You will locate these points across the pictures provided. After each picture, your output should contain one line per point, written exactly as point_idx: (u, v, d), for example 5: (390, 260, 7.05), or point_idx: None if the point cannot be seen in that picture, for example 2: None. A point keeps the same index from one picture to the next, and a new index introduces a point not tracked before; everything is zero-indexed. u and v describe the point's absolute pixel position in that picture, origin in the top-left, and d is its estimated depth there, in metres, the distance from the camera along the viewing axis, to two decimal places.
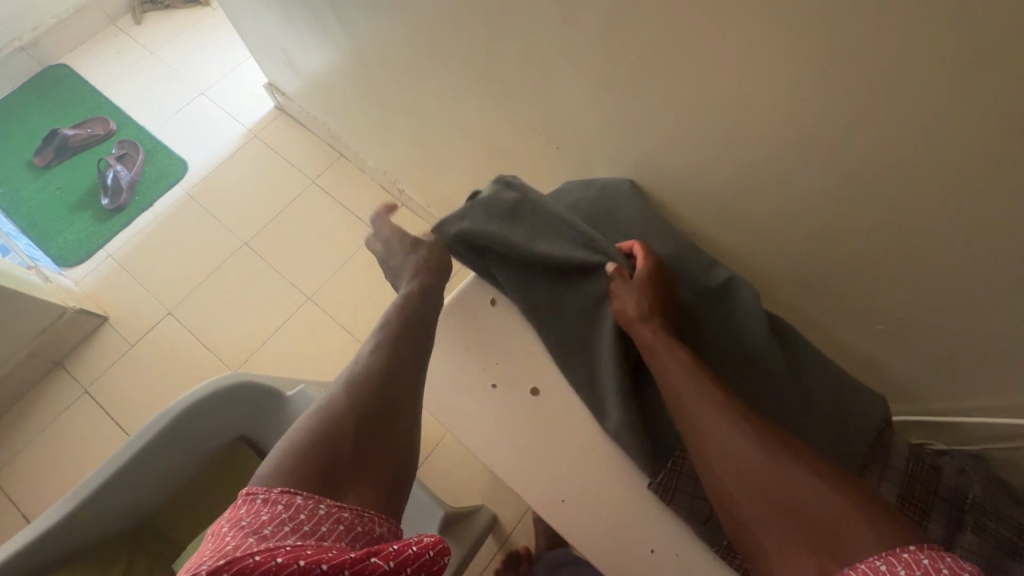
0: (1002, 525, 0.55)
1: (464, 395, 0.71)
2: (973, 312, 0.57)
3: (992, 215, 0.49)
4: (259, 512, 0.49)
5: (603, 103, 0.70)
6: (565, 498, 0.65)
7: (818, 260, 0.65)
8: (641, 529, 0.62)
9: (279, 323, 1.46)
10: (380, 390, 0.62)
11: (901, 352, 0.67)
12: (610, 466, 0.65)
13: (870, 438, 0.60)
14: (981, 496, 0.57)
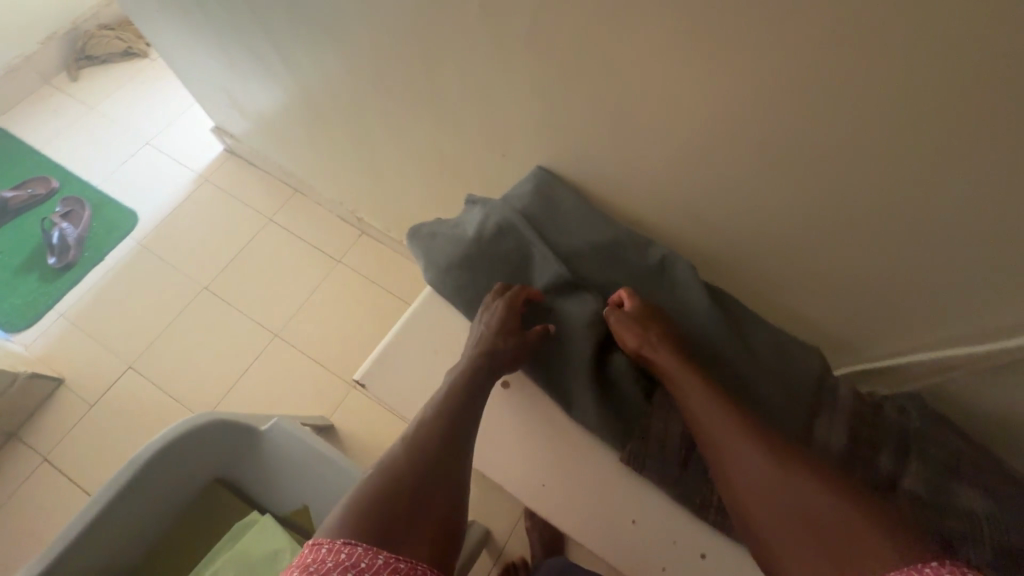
0: (943, 448, 0.60)
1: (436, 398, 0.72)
2: (895, 260, 0.62)
3: (884, 168, 0.55)
4: (323, 559, 0.50)
5: (538, 108, 0.74)
6: (545, 483, 0.66)
7: (748, 234, 0.71)
8: (621, 505, 0.64)
9: (247, 363, 1.44)
10: (434, 438, 0.60)
11: (833, 310, 0.72)
12: (581, 451, 0.67)
13: (816, 390, 0.64)
14: (921, 426, 0.62)
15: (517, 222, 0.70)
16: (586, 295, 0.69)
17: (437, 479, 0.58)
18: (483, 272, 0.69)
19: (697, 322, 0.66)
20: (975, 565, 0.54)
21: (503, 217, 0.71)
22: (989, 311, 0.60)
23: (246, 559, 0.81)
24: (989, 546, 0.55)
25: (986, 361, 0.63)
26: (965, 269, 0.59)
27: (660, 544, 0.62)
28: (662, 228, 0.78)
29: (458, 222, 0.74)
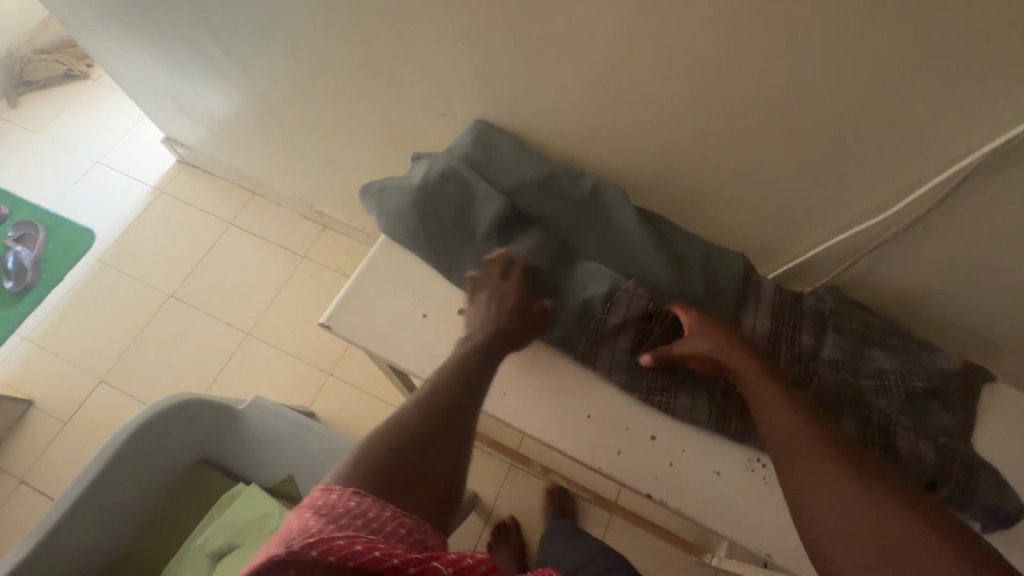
0: (854, 321, 0.68)
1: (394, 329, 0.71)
2: (796, 167, 0.69)
3: (771, 81, 0.61)
4: (333, 503, 0.45)
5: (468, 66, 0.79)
6: (505, 393, 0.69)
7: (670, 161, 0.77)
8: (574, 402, 0.68)
9: (222, 364, 1.45)
10: (444, 402, 0.57)
11: (755, 222, 0.79)
12: (536, 363, 0.70)
13: (740, 286, 0.71)
14: (835, 307, 0.69)
15: (461, 167, 0.74)
16: (531, 229, 0.74)
17: (447, 437, 0.55)
18: (432, 215, 0.73)
19: (630, 236, 0.72)
20: (884, 414, 0.63)
21: (447, 163, 0.75)
22: (879, 194, 0.67)
23: (233, 526, 0.83)
24: (892, 398, 0.64)
25: (881, 236, 0.71)
26: (854, 159, 0.65)
27: (615, 432, 0.67)
28: (595, 163, 0.83)
29: (405, 174, 0.78)
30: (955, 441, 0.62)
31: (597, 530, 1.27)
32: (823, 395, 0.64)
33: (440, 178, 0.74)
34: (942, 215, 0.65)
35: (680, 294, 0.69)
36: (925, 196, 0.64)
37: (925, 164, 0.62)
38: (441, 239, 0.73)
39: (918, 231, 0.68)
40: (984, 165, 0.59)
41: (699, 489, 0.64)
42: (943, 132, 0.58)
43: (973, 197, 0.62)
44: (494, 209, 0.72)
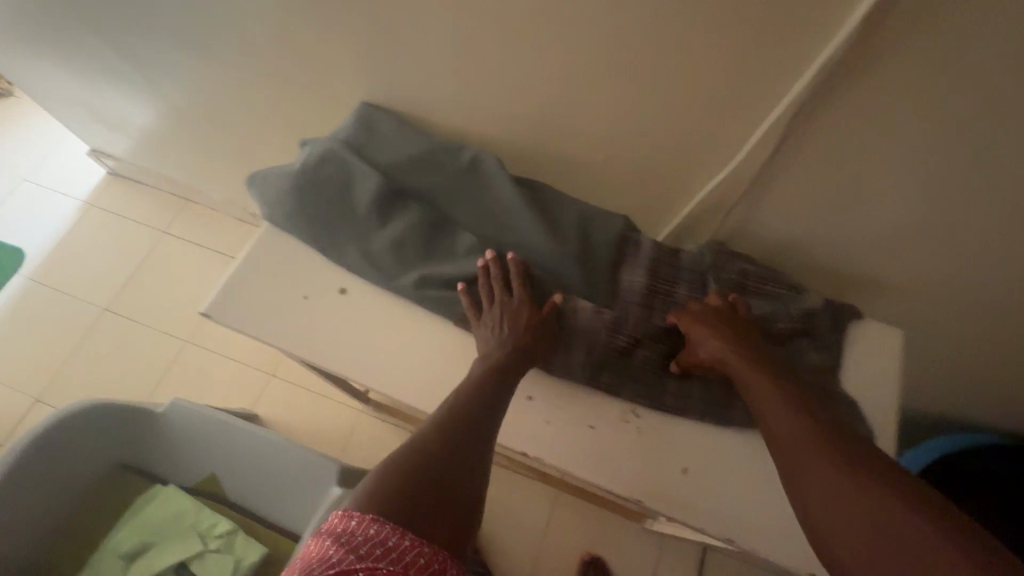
0: (728, 271, 0.72)
1: (275, 311, 0.68)
2: (663, 129, 0.69)
3: (617, 44, 0.61)
4: (352, 530, 0.48)
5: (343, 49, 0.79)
6: (387, 363, 0.67)
7: (549, 132, 0.77)
8: (457, 368, 0.67)
9: (162, 373, 1.44)
10: (456, 428, 0.58)
11: (640, 187, 0.79)
12: (419, 332, 0.69)
13: (617, 245, 0.74)
14: (711, 260, 0.73)
15: (339, 150, 0.75)
16: (409, 204, 0.75)
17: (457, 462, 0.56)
18: (312, 200, 0.73)
19: (509, 202, 0.74)
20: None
21: (324, 148, 0.75)
22: (727, 146, 0.68)
23: (150, 526, 0.83)
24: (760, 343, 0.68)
25: (740, 189, 0.71)
26: (697, 113, 0.65)
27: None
28: (474, 136, 0.83)
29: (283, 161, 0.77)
30: (818, 377, 0.67)
31: (544, 506, 1.29)
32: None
33: (322, 161, 0.75)
34: (784, 163, 0.66)
35: (555, 255, 0.71)
36: (763, 144, 0.64)
37: (757, 111, 0.62)
38: (323, 219, 0.73)
39: (769, 182, 0.69)
40: (803, 108, 0.59)
41: (575, 445, 0.65)
42: (762, 76, 0.59)
43: (805, 142, 0.62)
44: (376, 187, 0.73)
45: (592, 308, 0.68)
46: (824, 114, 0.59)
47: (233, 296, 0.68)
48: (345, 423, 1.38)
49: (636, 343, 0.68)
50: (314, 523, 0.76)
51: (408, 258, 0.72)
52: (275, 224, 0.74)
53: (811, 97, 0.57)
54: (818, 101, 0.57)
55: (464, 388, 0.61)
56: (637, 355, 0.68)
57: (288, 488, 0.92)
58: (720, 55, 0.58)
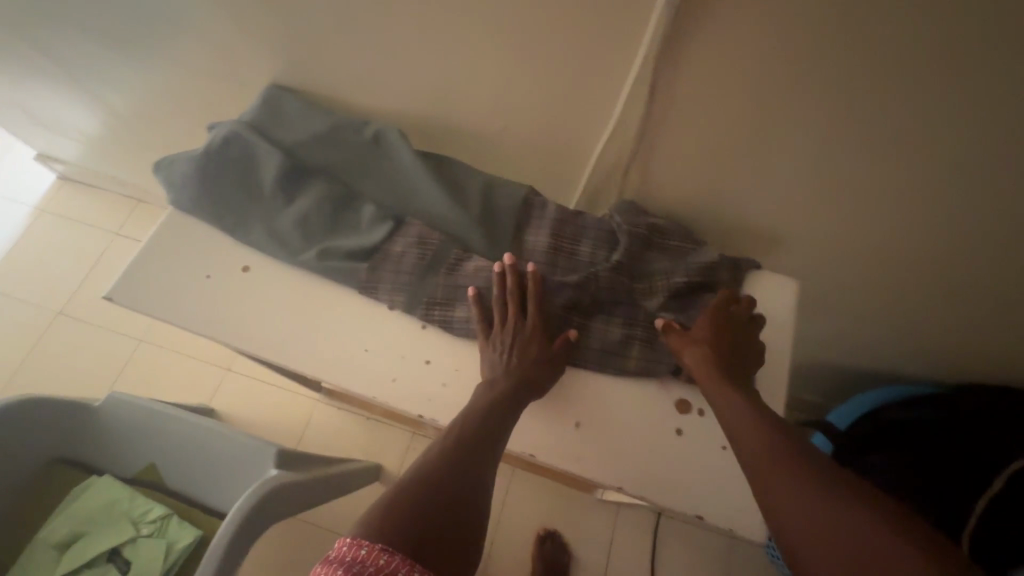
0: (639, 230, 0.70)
1: (175, 290, 0.69)
2: (548, 96, 0.69)
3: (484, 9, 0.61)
4: (363, 559, 0.45)
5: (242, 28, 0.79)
6: (284, 337, 0.66)
7: (447, 103, 0.77)
8: (354, 337, 0.67)
9: (117, 374, 1.44)
10: (451, 458, 0.57)
11: (542, 156, 0.79)
12: (316, 304, 0.68)
13: (522, 211, 0.72)
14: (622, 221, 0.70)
15: (236, 128, 0.73)
16: (312, 180, 0.74)
17: (455, 492, 0.55)
18: (212, 180, 0.72)
19: (412, 174, 0.72)
20: (648, 312, 0.68)
21: (221, 128, 0.73)
22: (605, 107, 0.67)
23: (82, 515, 0.84)
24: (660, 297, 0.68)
25: (628, 149, 0.71)
26: (568, 75, 0.65)
27: (389, 362, 0.66)
28: (380, 110, 0.83)
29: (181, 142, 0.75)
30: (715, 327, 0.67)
31: (501, 483, 1.30)
32: (595, 297, 0.68)
33: (220, 143, 0.73)
34: (660, 120, 0.65)
35: (456, 220, 0.70)
36: (633, 102, 0.64)
37: (622, 70, 0.61)
38: (227, 201, 0.72)
39: (652, 140, 0.68)
40: (658, 63, 0.58)
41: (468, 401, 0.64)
42: (614, 33, 0.58)
43: (672, 97, 0.62)
44: (275, 166, 0.72)
45: (489, 266, 0.68)
46: (680, 67, 0.58)
47: (136, 279, 0.69)
48: (302, 411, 1.38)
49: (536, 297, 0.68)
50: (244, 500, 0.79)
51: (312, 233, 0.71)
52: (181, 208, 0.74)
53: (663, 50, 0.57)
54: (669, 53, 0.57)
55: (471, 416, 0.60)
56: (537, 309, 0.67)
57: (226, 475, 0.93)
58: (570, 12, 0.57)
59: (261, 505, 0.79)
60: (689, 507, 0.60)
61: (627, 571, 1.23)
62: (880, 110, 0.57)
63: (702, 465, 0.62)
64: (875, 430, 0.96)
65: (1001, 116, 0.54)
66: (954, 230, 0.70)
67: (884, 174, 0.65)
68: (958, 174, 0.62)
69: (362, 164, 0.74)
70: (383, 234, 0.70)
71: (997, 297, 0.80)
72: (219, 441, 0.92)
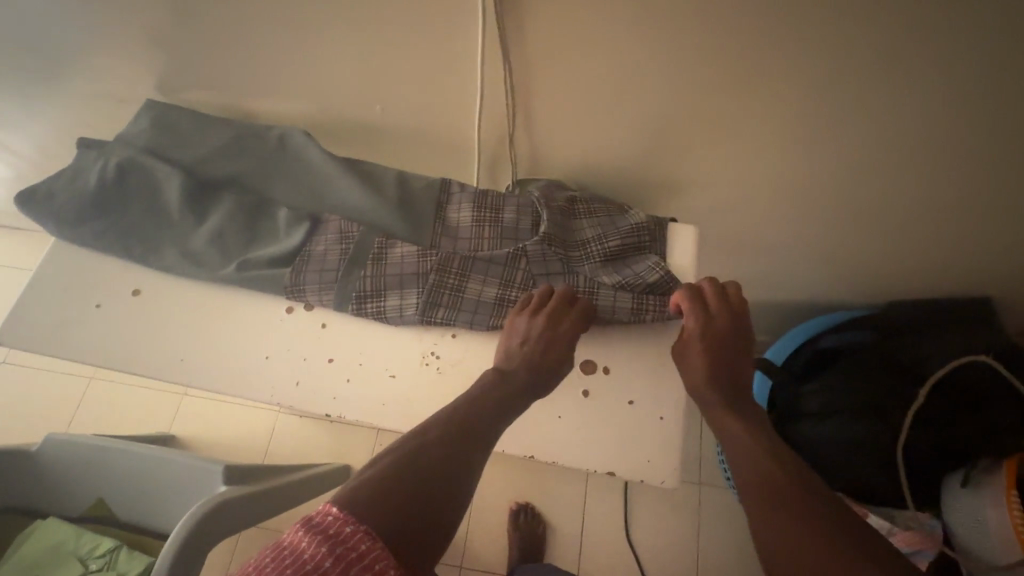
0: (558, 201, 0.69)
1: (65, 325, 0.67)
2: (415, 72, 0.67)
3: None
4: (346, 540, 0.40)
5: (94, 44, 0.75)
6: (182, 355, 0.65)
7: (321, 93, 0.75)
8: (254, 345, 0.65)
9: (70, 416, 1.41)
10: (452, 439, 0.51)
11: (431, 135, 0.78)
12: (212, 318, 0.67)
13: (435, 194, 0.69)
14: (541, 194, 0.69)
15: (132, 156, 0.71)
16: (223, 194, 0.71)
17: (451, 478, 0.48)
18: (115, 212, 0.69)
19: (324, 172, 0.70)
20: (587, 280, 0.64)
21: (120, 155, 0.71)
22: (470, 73, 0.65)
23: (28, 560, 0.83)
24: (596, 264, 0.65)
25: (507, 112, 0.70)
26: (425, 45, 0.63)
27: (291, 365, 0.64)
28: (262, 108, 0.80)
29: (79, 175, 0.72)
30: (656, 284, 0.63)
31: None
32: (531, 270, 0.65)
33: (122, 171, 0.70)
34: (528, 75, 0.64)
35: (374, 210, 0.68)
36: (494, 62, 0.63)
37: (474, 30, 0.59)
38: (134, 228, 0.69)
39: (528, 98, 0.67)
40: (504, 14, 0.57)
41: (377, 392, 0.63)
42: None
43: (531, 50, 0.61)
44: (180, 185, 0.69)
45: (415, 251, 0.65)
46: (528, 15, 0.57)
47: (25, 319, 0.67)
48: (265, 425, 1.37)
49: (467, 279, 0.64)
50: (186, 521, 0.78)
51: (228, 247, 0.68)
52: (84, 246, 0.70)
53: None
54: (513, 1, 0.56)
55: (472, 401, 0.55)
56: (469, 291, 0.64)
57: (174, 498, 0.93)
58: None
59: (203, 523, 0.78)
60: (601, 463, 0.60)
61: (603, 531, 1.26)
62: (729, 35, 0.56)
63: (612, 421, 0.62)
64: (810, 359, 0.98)
65: (843, 31, 0.54)
66: (839, 152, 0.70)
67: (757, 102, 0.64)
68: (824, 91, 0.61)
69: (272, 169, 0.72)
70: (302, 234, 0.66)
71: (901, 215, 0.81)
72: (163, 469, 0.91)
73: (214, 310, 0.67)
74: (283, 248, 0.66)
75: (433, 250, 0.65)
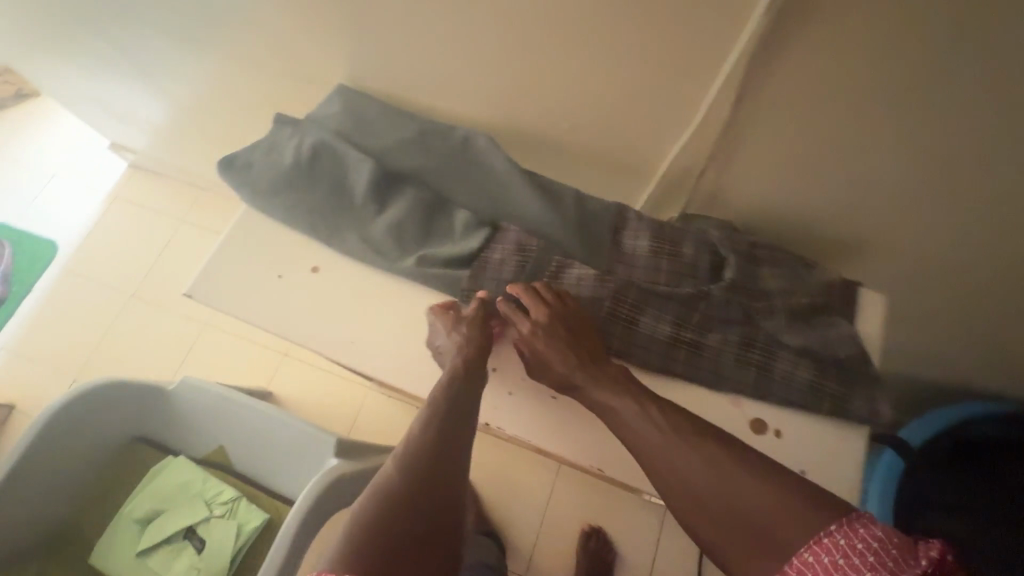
0: (739, 242, 0.66)
1: (245, 291, 0.71)
2: (624, 94, 0.66)
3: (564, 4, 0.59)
4: None
5: (311, 21, 0.79)
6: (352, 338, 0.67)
7: (514, 102, 0.75)
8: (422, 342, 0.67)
9: (183, 355, 1.52)
10: (422, 457, 0.59)
11: (610, 156, 0.77)
12: (383, 311, 0.68)
13: (614, 218, 0.68)
14: (720, 235, 0.67)
15: (327, 139, 0.75)
16: (405, 187, 0.73)
17: (429, 493, 0.58)
18: (305, 190, 0.73)
19: (506, 179, 0.71)
20: (770, 334, 0.60)
21: (316, 137, 0.75)
22: (688, 102, 0.64)
23: (162, 493, 0.89)
24: (782, 318, 0.61)
25: (707, 148, 0.68)
26: (648, 68, 0.62)
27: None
28: (444, 109, 0.82)
29: (274, 150, 0.76)
30: (850, 351, 0.59)
31: (546, 479, 1.31)
32: (708, 312, 0.61)
33: (317, 152, 0.74)
34: (747, 114, 0.62)
35: (554, 226, 0.67)
36: (720, 96, 0.61)
37: (715, 60, 0.58)
38: (320, 208, 0.72)
39: (737, 137, 0.65)
40: (756, 51, 0.55)
41: (536, 411, 0.64)
42: (703, 25, 0.55)
43: (766, 90, 0.59)
44: (370, 173, 0.72)
45: (593, 275, 0.64)
46: (773, 56, 0.55)
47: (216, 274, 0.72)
48: (356, 399, 1.42)
49: (641, 312, 0.62)
50: (309, 491, 0.82)
51: (406, 239, 0.70)
52: (272, 217, 0.74)
53: (756, 38, 0.54)
54: (762, 39, 0.54)
55: (428, 419, 0.61)
56: (642, 324, 0.62)
57: (290, 459, 0.97)
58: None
59: (326, 493, 0.82)
60: None
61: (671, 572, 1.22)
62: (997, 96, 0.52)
63: None
64: (953, 447, 0.91)
65: None
66: None
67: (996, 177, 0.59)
68: None
69: (452, 170, 0.73)
70: (482, 239, 0.68)
71: None
72: (286, 433, 0.95)
73: (387, 301, 0.69)
74: (465, 251, 0.68)
75: (611, 276, 0.64)
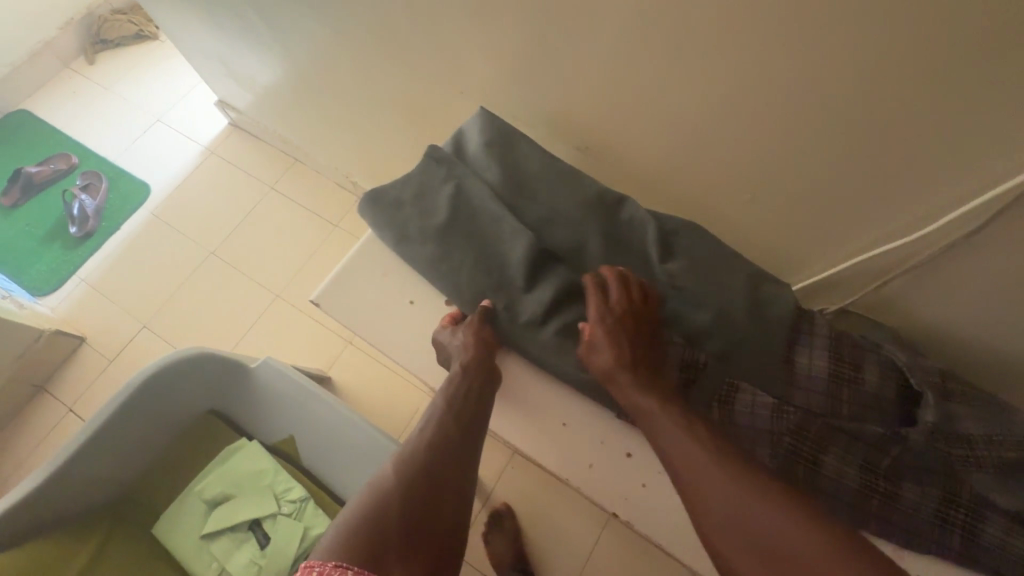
0: (930, 374, 0.60)
1: (383, 311, 0.70)
2: (833, 187, 0.63)
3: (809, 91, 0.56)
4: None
5: (495, 41, 0.77)
6: None
7: (697, 165, 0.72)
8: (563, 403, 0.66)
9: (251, 322, 1.52)
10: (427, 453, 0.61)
11: (783, 237, 0.73)
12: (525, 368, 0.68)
13: (793, 330, 0.63)
14: (907, 362, 0.62)
15: (482, 192, 0.70)
16: (557, 262, 0.68)
17: (430, 488, 0.59)
18: (454, 247, 0.69)
19: (672, 271, 0.67)
20: (974, 492, 0.56)
21: (471, 188, 0.71)
22: (917, 208, 0.59)
23: (232, 478, 0.88)
24: (988, 473, 0.56)
25: (916, 254, 0.64)
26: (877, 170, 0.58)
27: (586, 445, 0.65)
28: (612, 154, 0.80)
29: (425, 197, 0.71)
30: None
31: (593, 529, 1.25)
32: (902, 461, 0.57)
33: (469, 209, 0.70)
34: (986, 236, 0.58)
35: (724, 336, 0.63)
36: (966, 211, 0.57)
37: (981, 173, 0.53)
38: (468, 278, 0.68)
39: (949, 258, 0.61)
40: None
41: (670, 509, 0.62)
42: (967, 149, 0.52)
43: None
44: (523, 246, 0.67)
45: (770, 405, 0.60)
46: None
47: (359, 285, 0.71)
48: (414, 404, 1.40)
49: (824, 453, 0.58)
50: None
51: (557, 326, 0.65)
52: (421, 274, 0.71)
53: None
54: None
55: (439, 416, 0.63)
56: (825, 466, 0.58)
57: (354, 465, 0.90)
58: (954, 101, 0.50)
59: None
60: None
61: None
62: None
63: None
64: None
65: None
66: None
67: None
68: None
69: (613, 247, 0.69)
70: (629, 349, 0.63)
71: None
72: (355, 439, 0.89)
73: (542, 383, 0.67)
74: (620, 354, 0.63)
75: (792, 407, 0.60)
